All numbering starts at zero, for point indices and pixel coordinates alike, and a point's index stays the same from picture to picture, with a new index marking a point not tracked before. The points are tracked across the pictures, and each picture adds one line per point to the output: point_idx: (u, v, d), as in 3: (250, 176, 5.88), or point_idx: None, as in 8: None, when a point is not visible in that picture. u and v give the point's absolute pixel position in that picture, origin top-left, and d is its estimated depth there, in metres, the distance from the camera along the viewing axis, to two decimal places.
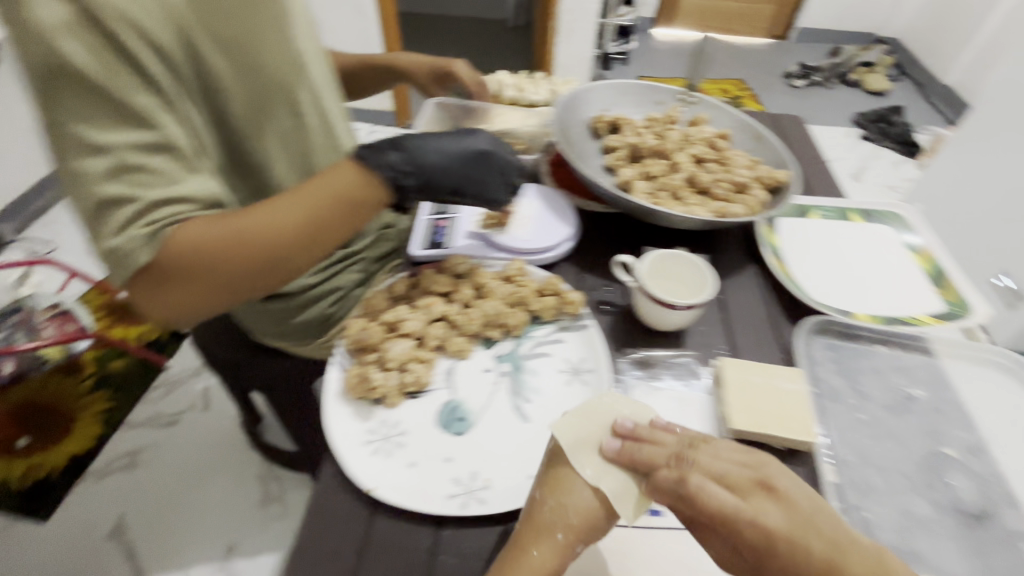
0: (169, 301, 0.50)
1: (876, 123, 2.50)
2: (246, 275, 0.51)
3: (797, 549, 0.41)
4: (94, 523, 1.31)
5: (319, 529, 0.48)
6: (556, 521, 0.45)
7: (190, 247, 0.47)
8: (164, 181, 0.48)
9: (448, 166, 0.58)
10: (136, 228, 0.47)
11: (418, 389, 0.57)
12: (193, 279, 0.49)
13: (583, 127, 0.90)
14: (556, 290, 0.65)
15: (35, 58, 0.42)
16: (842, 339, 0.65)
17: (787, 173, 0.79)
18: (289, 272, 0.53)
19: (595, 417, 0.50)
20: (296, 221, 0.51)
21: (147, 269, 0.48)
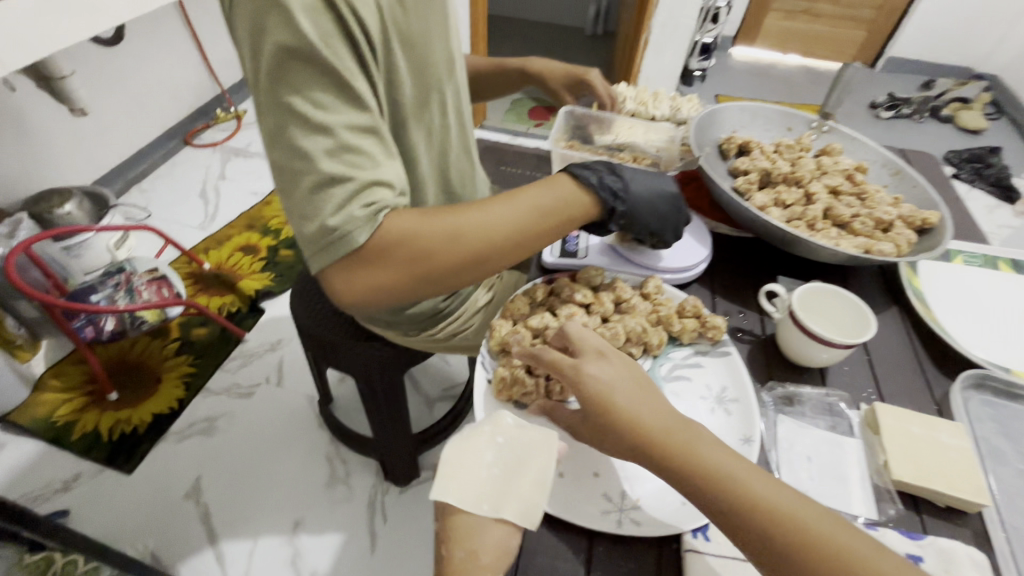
0: (372, 280, 0.57)
1: (970, 162, 2.37)
2: (444, 267, 0.58)
3: (612, 387, 0.48)
4: (173, 482, 1.37)
5: None
6: (469, 568, 0.43)
7: (406, 235, 0.55)
8: (374, 164, 0.54)
9: (650, 199, 0.65)
10: (354, 208, 0.53)
11: (563, 399, 0.57)
12: (399, 263, 0.56)
13: (711, 147, 0.89)
14: (698, 312, 0.64)
15: (274, 41, 0.48)
16: (1001, 396, 0.61)
17: (938, 215, 0.75)
18: (478, 272, 0.61)
19: (463, 458, 0.48)
20: (498, 227, 0.59)
21: (362, 250, 0.55)
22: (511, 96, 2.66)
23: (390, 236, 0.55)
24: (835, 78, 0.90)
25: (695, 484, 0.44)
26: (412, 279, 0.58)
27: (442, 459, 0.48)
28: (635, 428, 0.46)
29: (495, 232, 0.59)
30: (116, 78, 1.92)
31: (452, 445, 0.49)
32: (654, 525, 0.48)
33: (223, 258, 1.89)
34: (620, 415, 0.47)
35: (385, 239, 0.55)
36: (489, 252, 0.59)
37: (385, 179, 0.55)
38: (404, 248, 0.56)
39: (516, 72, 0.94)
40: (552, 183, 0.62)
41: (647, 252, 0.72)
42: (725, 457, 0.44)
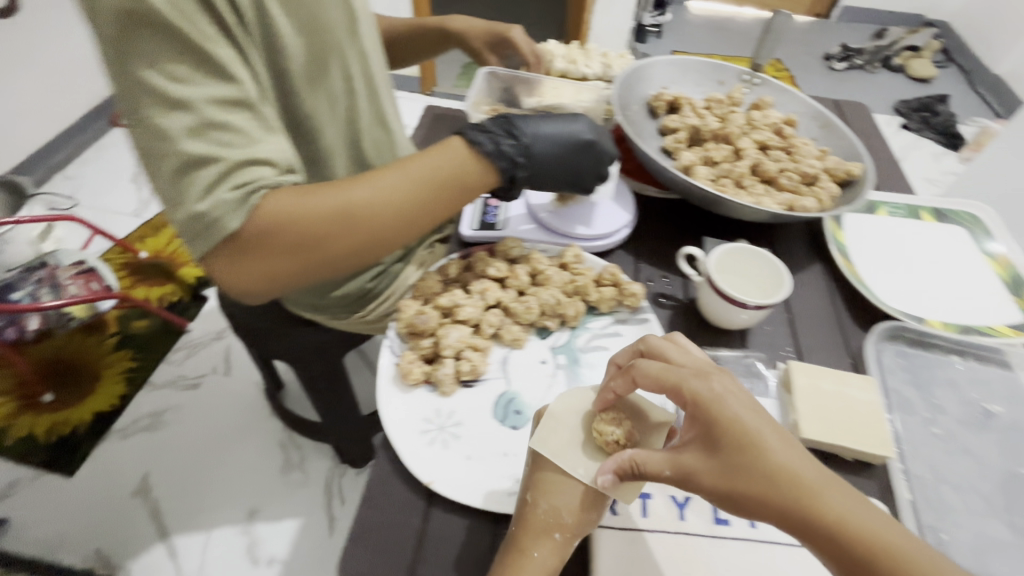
0: (257, 268, 0.51)
1: (918, 112, 2.38)
2: (338, 250, 0.53)
3: (746, 422, 0.40)
4: (119, 481, 1.33)
5: (376, 523, 0.46)
6: (551, 523, 0.43)
7: (288, 216, 0.50)
8: (248, 141, 0.48)
9: (556, 159, 0.62)
10: (224, 191, 0.47)
11: (474, 378, 0.55)
12: (285, 249, 0.51)
13: (640, 105, 0.85)
14: (616, 280, 0.63)
15: (109, 2, 0.41)
16: (915, 347, 0.61)
17: (861, 166, 0.74)
18: (378, 252, 0.56)
19: (568, 417, 0.50)
20: (391, 203, 0.54)
21: (239, 237, 0.49)
22: (460, 60, 2.55)
23: (271, 219, 0.49)
24: (766, 26, 0.86)
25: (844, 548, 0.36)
26: (306, 266, 0.53)
27: (549, 410, 0.50)
28: (778, 475, 0.38)
29: (389, 208, 0.54)
30: (20, 54, 1.76)
31: (562, 401, 0.51)
32: None
33: (160, 247, 1.78)
34: (760, 454, 0.39)
35: (266, 223, 0.49)
36: (385, 232, 0.55)
37: (264, 157, 0.49)
38: (289, 232, 0.50)
39: (437, 32, 0.88)
40: (446, 149, 0.57)
41: (570, 219, 0.69)
42: (881, 522, 0.37)
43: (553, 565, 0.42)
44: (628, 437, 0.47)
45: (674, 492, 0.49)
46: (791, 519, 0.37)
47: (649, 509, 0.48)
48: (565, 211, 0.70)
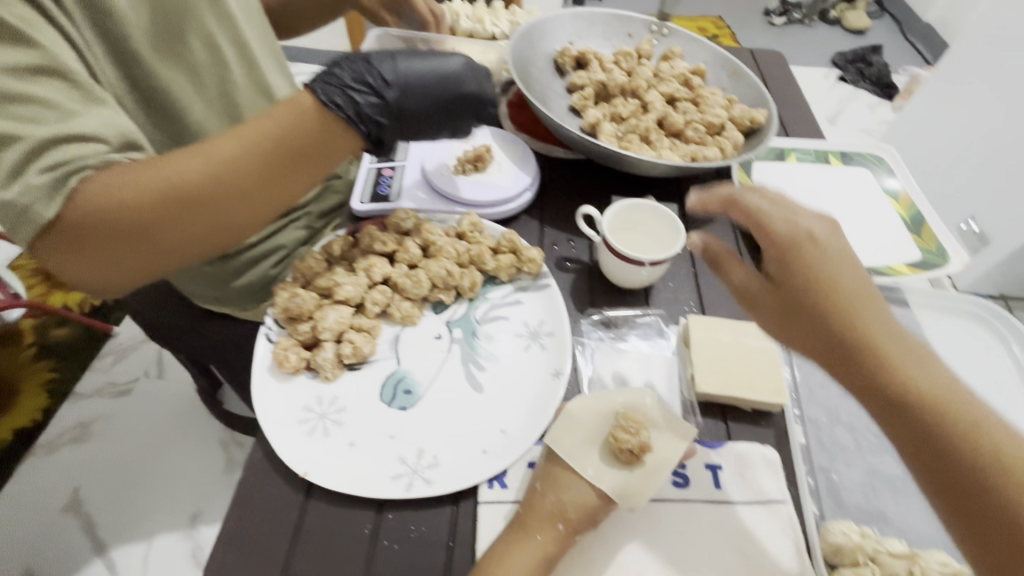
0: (98, 262, 0.44)
1: (853, 63, 2.38)
2: (189, 232, 0.46)
3: (825, 269, 0.39)
4: (48, 495, 1.23)
5: (245, 524, 0.43)
6: (553, 512, 0.42)
7: (112, 202, 0.42)
8: (61, 116, 0.41)
9: (424, 118, 0.55)
10: (32, 175, 0.40)
11: (359, 361, 0.52)
12: (124, 236, 0.43)
13: (546, 62, 0.81)
14: (513, 247, 0.60)
15: None
16: None
17: (765, 113, 0.72)
18: (243, 224, 0.49)
19: (587, 416, 0.47)
20: (242, 174, 0.46)
21: (57, 232, 0.41)
22: None
23: (94, 204, 0.41)
24: None
25: (902, 390, 0.35)
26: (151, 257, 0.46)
27: (565, 409, 0.47)
28: (845, 312, 0.38)
29: (241, 180, 0.46)
30: None
31: (583, 401, 0.48)
32: (446, 480, 0.45)
33: None
34: (825, 296, 0.38)
35: (90, 208, 0.41)
36: (241, 208, 0.48)
37: (90, 132, 0.42)
38: (119, 221, 0.42)
39: None
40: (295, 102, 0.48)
41: (469, 184, 0.65)
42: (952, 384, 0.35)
43: (551, 554, 0.41)
44: (644, 448, 0.44)
45: None
46: (848, 360, 0.37)
47: None
48: (462, 176, 0.66)
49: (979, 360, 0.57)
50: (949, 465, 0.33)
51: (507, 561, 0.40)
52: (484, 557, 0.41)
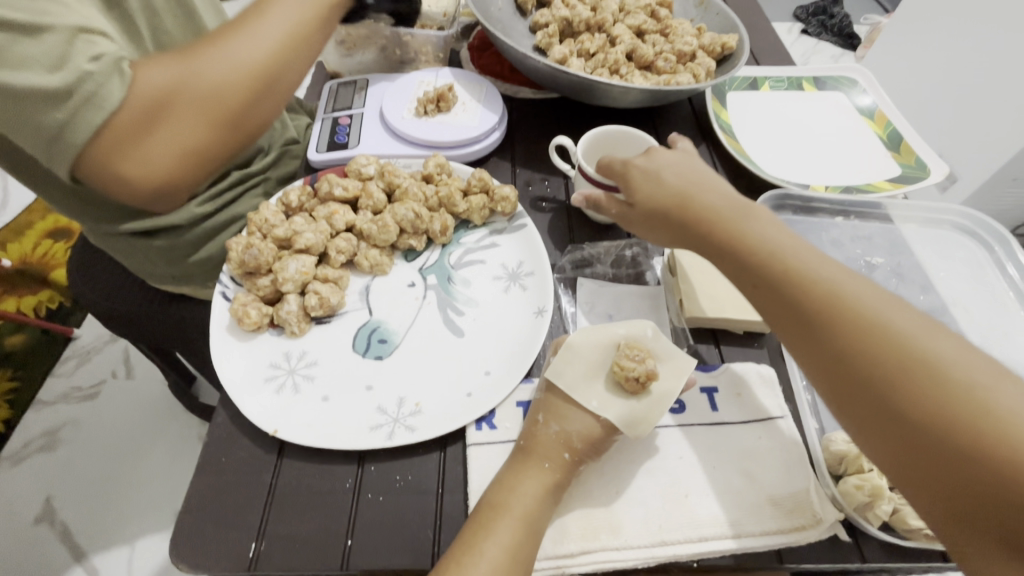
0: (166, 144, 0.49)
1: (816, 15, 2.31)
2: (239, 105, 0.51)
3: (742, 229, 0.41)
4: (23, 503, 1.12)
5: (216, 489, 0.39)
6: (557, 445, 0.40)
7: (173, 82, 0.48)
8: (71, 11, 0.45)
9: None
10: (82, 62, 0.44)
11: (327, 314, 0.48)
12: (186, 110, 0.48)
13: (506, 3, 0.77)
14: (485, 187, 0.56)
15: None
16: (799, 214, 0.60)
17: (736, 38, 0.69)
18: (282, 98, 0.55)
19: (589, 347, 0.44)
20: (273, 43, 0.52)
21: (128, 115, 0.46)
22: None
23: (157, 84, 0.47)
24: None
25: (756, 270, 0.40)
26: (211, 135, 0.51)
27: (566, 342, 0.44)
28: (699, 223, 0.43)
29: (272, 46, 0.52)
30: None
31: (583, 332, 0.45)
32: (431, 426, 0.42)
33: (25, 249, 1.37)
34: (749, 250, 0.40)
35: (155, 85, 0.47)
36: (278, 76, 0.53)
37: (94, 29, 0.46)
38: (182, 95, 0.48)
39: None
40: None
41: (434, 125, 0.61)
42: (806, 257, 0.39)
43: (560, 485, 0.39)
44: (651, 374, 0.41)
45: None
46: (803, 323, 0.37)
47: None
48: (426, 118, 0.62)
49: (963, 267, 0.57)
50: (814, 341, 0.37)
51: (516, 491, 0.38)
52: (491, 489, 0.39)
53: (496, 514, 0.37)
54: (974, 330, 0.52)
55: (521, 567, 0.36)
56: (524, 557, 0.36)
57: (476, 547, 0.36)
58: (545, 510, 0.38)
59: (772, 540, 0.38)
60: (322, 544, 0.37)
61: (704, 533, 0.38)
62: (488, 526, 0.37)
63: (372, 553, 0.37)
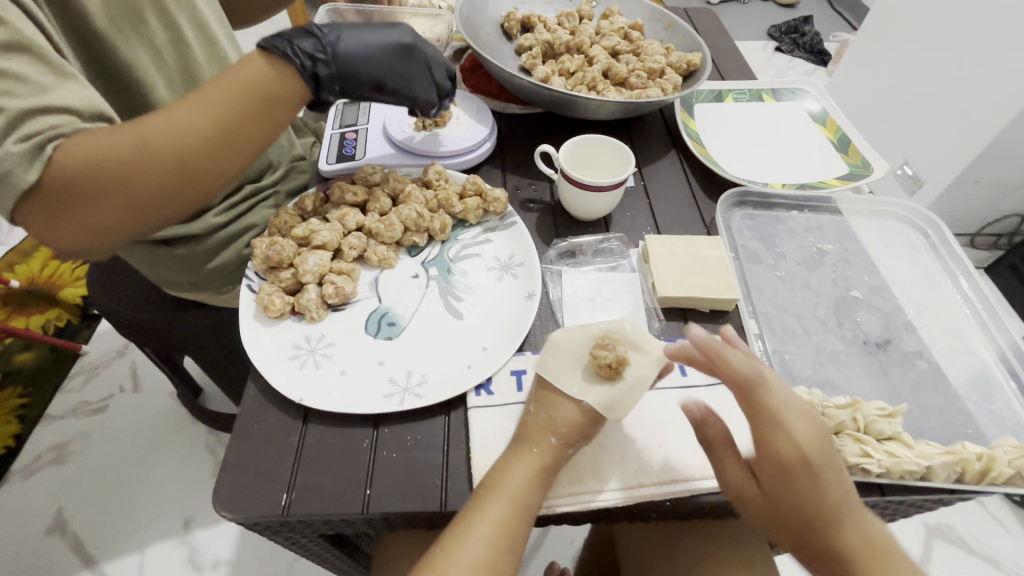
0: (78, 222, 0.44)
1: (787, 35, 2.44)
2: (164, 189, 0.46)
3: (825, 485, 0.41)
4: (22, 522, 1.05)
5: (249, 452, 0.45)
6: (547, 428, 0.44)
7: (88, 163, 0.42)
8: (35, 90, 0.42)
9: (370, 77, 0.57)
10: (11, 143, 0.40)
11: (342, 302, 0.54)
12: (104, 194, 0.43)
13: (493, 29, 0.85)
14: (479, 190, 0.63)
15: None
16: (758, 208, 0.68)
17: (699, 55, 0.78)
18: (222, 180, 0.49)
19: (572, 342, 0.47)
20: (209, 127, 0.46)
21: (41, 193, 0.42)
22: None
23: (79, 162, 0.42)
24: None
25: (811, 510, 0.40)
26: (134, 216, 0.46)
27: (549, 338, 0.48)
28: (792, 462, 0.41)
29: (209, 132, 0.46)
30: None
31: (566, 330, 0.48)
32: (436, 393, 0.48)
33: (34, 271, 1.34)
34: (817, 482, 0.41)
35: (73, 165, 0.42)
36: (213, 159, 0.47)
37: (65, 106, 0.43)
38: (97, 179, 0.43)
39: None
40: (253, 60, 0.49)
41: (432, 138, 0.69)
42: (839, 483, 0.41)
43: (553, 463, 0.43)
44: (623, 360, 0.44)
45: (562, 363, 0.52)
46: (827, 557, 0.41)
47: (523, 383, 0.50)
48: (424, 131, 0.69)
49: (902, 253, 0.64)
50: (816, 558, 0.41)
51: (510, 471, 0.42)
52: (487, 474, 0.43)
53: (491, 490, 0.42)
54: (912, 304, 0.59)
55: (509, 535, 0.41)
56: (512, 526, 0.41)
57: (470, 517, 0.41)
58: (537, 484, 0.42)
59: None
60: (345, 494, 0.43)
61: (676, 476, 0.44)
62: (482, 503, 0.41)
63: (389, 500, 0.43)
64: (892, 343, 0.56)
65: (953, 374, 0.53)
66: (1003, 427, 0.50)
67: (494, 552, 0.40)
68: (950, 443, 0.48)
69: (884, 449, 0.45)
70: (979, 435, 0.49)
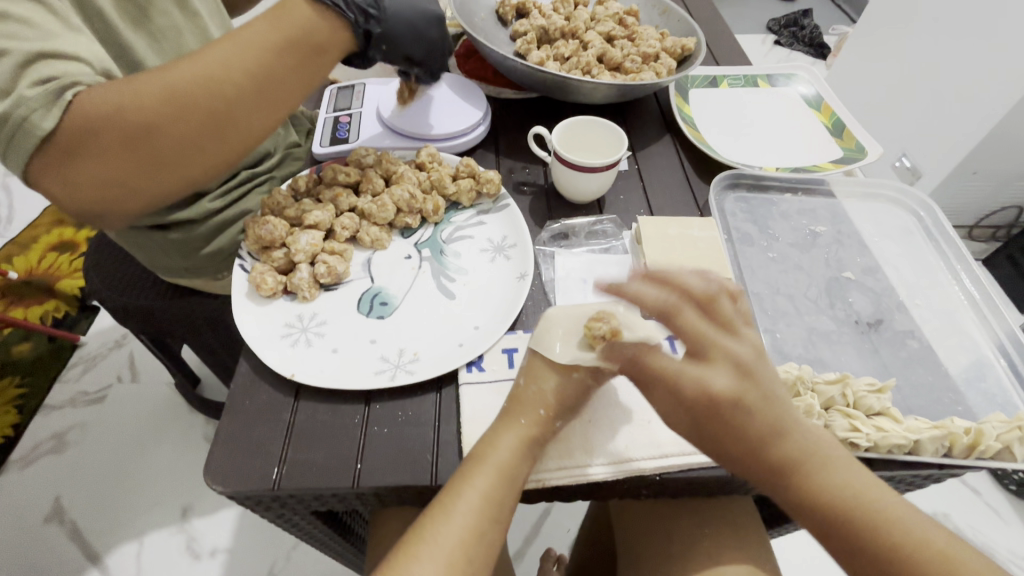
0: (92, 174, 0.42)
1: (788, 28, 2.42)
2: (189, 140, 0.44)
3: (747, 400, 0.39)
4: (21, 509, 1.06)
5: (240, 426, 0.45)
6: (538, 401, 0.44)
7: (109, 109, 0.41)
8: (43, 35, 0.41)
9: (403, 49, 0.57)
10: (23, 88, 0.39)
11: (334, 282, 0.54)
12: (126, 143, 0.42)
13: (489, 15, 0.85)
14: (472, 172, 0.63)
15: None
16: (752, 191, 0.68)
17: (694, 40, 0.78)
18: (246, 135, 0.47)
19: (563, 317, 0.47)
20: (234, 74, 0.44)
21: (62, 140, 0.40)
22: None
23: (100, 107, 0.41)
24: None
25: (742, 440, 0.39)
26: (158, 171, 0.44)
27: (545, 315, 0.48)
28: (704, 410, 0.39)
29: (235, 79, 0.44)
30: None
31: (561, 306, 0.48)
32: (428, 369, 0.49)
33: (32, 262, 1.34)
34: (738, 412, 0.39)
35: (93, 111, 0.40)
36: (239, 109, 0.45)
37: (68, 53, 0.42)
38: (119, 125, 0.41)
39: None
40: (281, 7, 0.47)
41: (425, 121, 0.69)
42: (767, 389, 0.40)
43: (537, 438, 0.43)
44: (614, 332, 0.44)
45: None
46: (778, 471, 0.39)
47: (514, 360, 0.50)
48: (417, 113, 0.70)
49: (895, 235, 0.64)
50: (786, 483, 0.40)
51: (497, 444, 0.42)
52: (475, 445, 0.43)
53: (477, 464, 0.42)
54: (904, 286, 0.59)
55: (494, 512, 0.41)
56: (497, 499, 0.41)
57: (458, 491, 0.41)
58: (522, 459, 0.42)
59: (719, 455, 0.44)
60: (335, 469, 0.43)
61: (663, 451, 0.44)
62: (470, 474, 0.41)
63: (379, 475, 0.43)
64: (883, 323, 0.56)
65: (944, 352, 0.54)
66: (993, 404, 0.50)
67: (480, 525, 0.40)
68: (938, 418, 0.49)
69: (872, 424, 0.45)
70: (969, 412, 0.49)
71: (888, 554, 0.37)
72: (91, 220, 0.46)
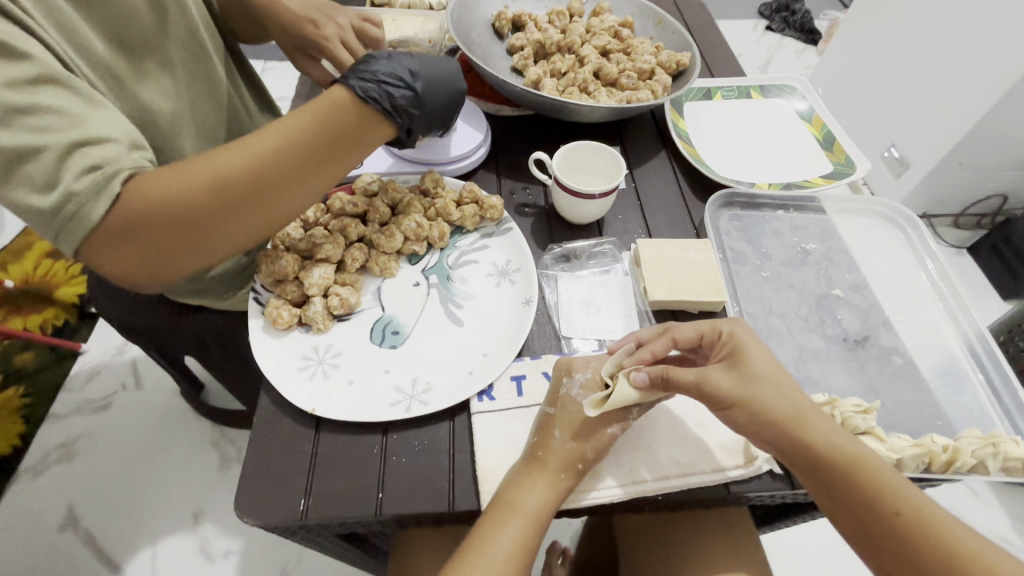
0: (138, 255, 0.43)
1: (778, 12, 2.41)
2: (232, 226, 0.45)
3: (753, 353, 0.47)
4: (36, 518, 1.08)
5: (266, 461, 0.48)
6: (571, 454, 0.46)
7: (158, 200, 0.42)
8: (75, 121, 0.40)
9: (442, 111, 0.55)
10: (70, 180, 0.39)
11: (347, 312, 0.56)
12: (172, 231, 0.43)
13: (485, 28, 0.85)
14: (475, 198, 0.64)
15: None
16: (745, 209, 0.70)
17: (688, 55, 0.80)
18: (284, 216, 0.48)
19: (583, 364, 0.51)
20: (277, 165, 0.45)
21: (111, 229, 0.41)
22: None
23: (150, 198, 0.41)
24: None
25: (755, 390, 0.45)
26: (200, 252, 0.45)
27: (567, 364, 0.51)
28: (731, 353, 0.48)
29: (278, 170, 0.45)
30: None
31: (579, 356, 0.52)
32: (442, 399, 0.51)
33: (28, 270, 1.34)
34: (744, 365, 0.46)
35: (142, 203, 0.41)
36: (280, 196, 0.46)
37: (104, 135, 0.41)
38: (167, 216, 0.42)
39: None
40: (326, 96, 0.47)
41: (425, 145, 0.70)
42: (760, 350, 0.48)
43: (567, 488, 0.46)
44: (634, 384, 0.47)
45: (545, 369, 0.54)
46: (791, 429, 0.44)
47: (524, 387, 0.53)
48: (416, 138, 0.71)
49: (880, 247, 0.67)
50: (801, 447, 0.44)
51: (528, 493, 0.45)
52: (501, 489, 0.46)
53: (509, 512, 0.45)
54: (890, 302, 0.62)
55: (522, 558, 0.45)
56: (525, 543, 0.45)
57: (492, 537, 0.44)
58: (552, 509, 0.46)
59: (721, 477, 0.47)
60: (358, 497, 0.46)
61: (668, 474, 0.47)
62: (501, 519, 0.45)
63: (400, 502, 0.46)
64: (869, 340, 0.59)
65: (925, 367, 0.57)
66: (970, 418, 0.54)
67: (513, 568, 0.44)
68: (920, 434, 0.52)
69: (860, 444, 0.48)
70: (948, 426, 0.53)
71: (881, 499, 0.42)
72: (131, 287, 0.47)
